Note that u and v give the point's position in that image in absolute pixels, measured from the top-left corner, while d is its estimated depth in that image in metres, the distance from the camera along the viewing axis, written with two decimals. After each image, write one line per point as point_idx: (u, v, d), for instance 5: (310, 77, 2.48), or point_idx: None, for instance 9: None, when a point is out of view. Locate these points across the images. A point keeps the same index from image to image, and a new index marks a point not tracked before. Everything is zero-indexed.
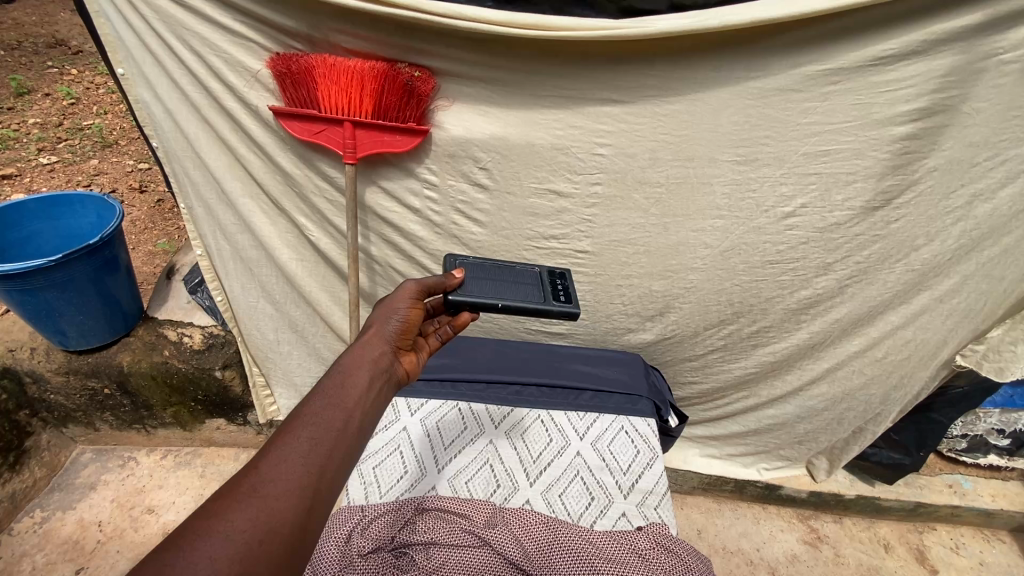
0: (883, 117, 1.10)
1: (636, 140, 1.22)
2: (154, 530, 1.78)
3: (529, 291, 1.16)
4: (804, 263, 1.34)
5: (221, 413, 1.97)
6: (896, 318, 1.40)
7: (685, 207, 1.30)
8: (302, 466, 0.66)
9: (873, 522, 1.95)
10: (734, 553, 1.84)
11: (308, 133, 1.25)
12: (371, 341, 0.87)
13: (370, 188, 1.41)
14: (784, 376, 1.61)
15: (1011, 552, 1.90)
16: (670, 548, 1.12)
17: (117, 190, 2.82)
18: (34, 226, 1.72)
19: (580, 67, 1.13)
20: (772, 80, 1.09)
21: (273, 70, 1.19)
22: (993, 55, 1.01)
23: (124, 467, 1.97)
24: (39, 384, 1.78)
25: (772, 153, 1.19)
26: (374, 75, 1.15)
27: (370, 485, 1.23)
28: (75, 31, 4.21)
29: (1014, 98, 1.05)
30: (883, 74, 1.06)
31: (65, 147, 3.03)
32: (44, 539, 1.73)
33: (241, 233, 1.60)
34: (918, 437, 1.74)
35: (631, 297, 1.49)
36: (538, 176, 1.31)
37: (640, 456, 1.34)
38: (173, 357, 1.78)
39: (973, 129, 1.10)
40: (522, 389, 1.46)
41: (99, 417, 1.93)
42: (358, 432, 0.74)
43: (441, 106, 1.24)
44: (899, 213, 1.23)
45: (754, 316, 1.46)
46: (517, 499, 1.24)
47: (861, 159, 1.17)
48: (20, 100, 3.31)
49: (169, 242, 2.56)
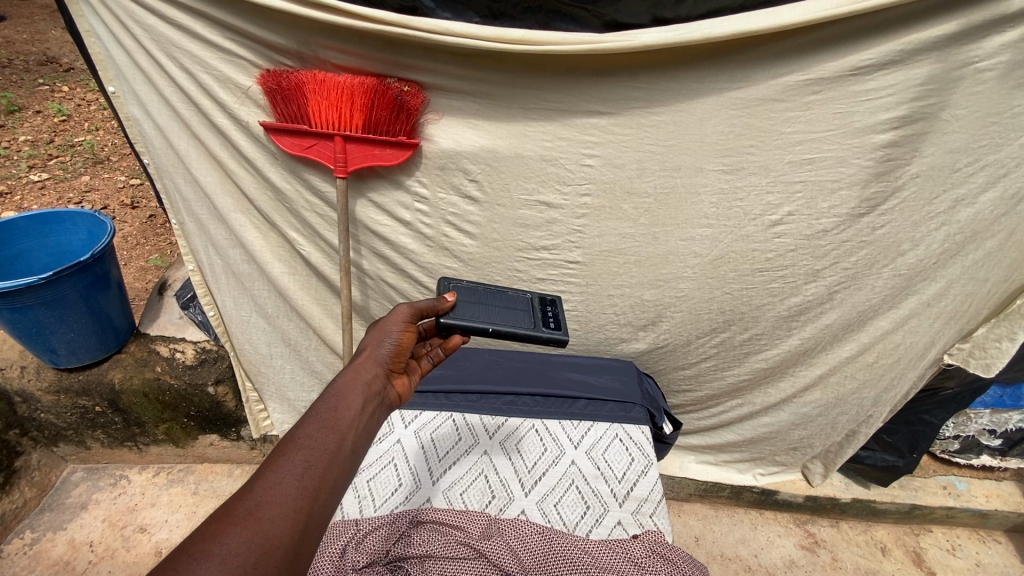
0: (865, 124, 1.13)
1: (624, 150, 1.23)
2: (145, 550, 1.75)
3: (522, 316, 1.17)
4: (794, 270, 1.35)
5: (215, 429, 1.96)
6: (885, 323, 1.42)
7: (673, 216, 1.31)
8: (296, 490, 0.66)
9: (869, 525, 1.96)
10: (733, 559, 1.84)
11: (298, 148, 1.26)
12: (366, 363, 0.87)
13: (361, 201, 1.42)
14: (777, 382, 1.62)
15: (1007, 552, 1.91)
16: (665, 555, 1.13)
17: (109, 207, 2.83)
18: (24, 244, 1.72)
19: (566, 80, 1.15)
20: (755, 90, 1.11)
21: (263, 86, 1.21)
22: (970, 63, 1.03)
23: (116, 486, 1.94)
24: (28, 403, 1.77)
25: (757, 161, 1.21)
26: (364, 89, 1.17)
27: (364, 498, 1.22)
28: (66, 48, 4.21)
29: (992, 105, 1.08)
30: (863, 83, 1.08)
31: (56, 163, 3.03)
32: (34, 561, 1.71)
33: (233, 247, 1.60)
34: (910, 439, 1.76)
35: (623, 307, 1.50)
36: (528, 187, 1.32)
37: (634, 464, 1.34)
38: (164, 373, 1.76)
39: (953, 136, 1.12)
40: (515, 398, 1.46)
41: (90, 435, 1.91)
42: (351, 456, 0.74)
43: (430, 120, 1.26)
44: (885, 219, 1.25)
45: (746, 324, 1.48)
46: (512, 510, 1.23)
47: (844, 167, 1.19)
48: (10, 117, 3.30)
49: (161, 258, 2.57)
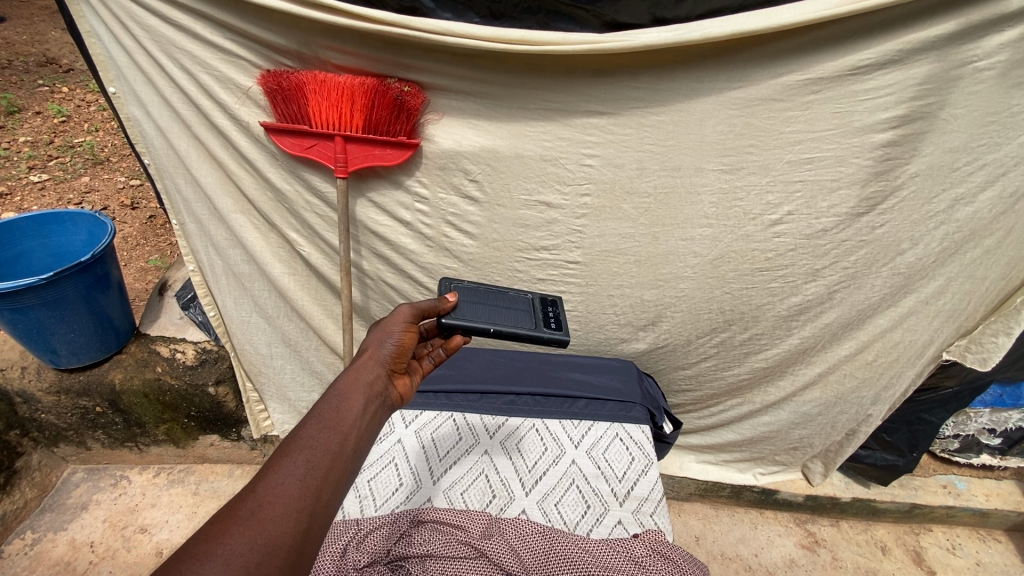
0: (865, 124, 1.13)
1: (624, 150, 1.24)
2: (146, 550, 1.75)
3: (523, 316, 1.18)
4: (794, 269, 1.36)
5: (215, 429, 1.96)
6: (885, 321, 1.42)
7: (673, 216, 1.32)
8: (299, 490, 0.66)
9: (869, 524, 1.96)
10: (733, 559, 1.84)
11: (299, 148, 1.26)
12: (367, 363, 0.87)
13: (362, 201, 1.43)
14: (777, 382, 1.62)
15: (1007, 552, 1.91)
16: (666, 554, 1.13)
17: (109, 208, 2.83)
18: (25, 244, 1.72)
19: (566, 80, 1.16)
20: (755, 90, 1.12)
21: (264, 87, 1.21)
22: (969, 62, 1.04)
23: (116, 486, 1.94)
24: (29, 403, 1.77)
25: (757, 161, 1.21)
26: (364, 90, 1.17)
27: (364, 498, 1.22)
28: (65, 49, 4.22)
29: (991, 105, 1.08)
30: (862, 83, 1.08)
31: (56, 164, 3.03)
32: (35, 561, 1.71)
33: (233, 248, 1.60)
34: (910, 438, 1.76)
35: (623, 307, 1.50)
36: (528, 187, 1.32)
37: (634, 463, 1.34)
38: (165, 374, 1.76)
39: (952, 135, 1.12)
40: (516, 398, 1.46)
41: (91, 435, 1.91)
42: (353, 456, 0.74)
43: (431, 120, 1.26)
44: (884, 218, 1.25)
45: (746, 324, 1.48)
46: (513, 509, 1.24)
47: (844, 167, 1.19)
48: (10, 118, 3.30)
49: (161, 259, 2.57)
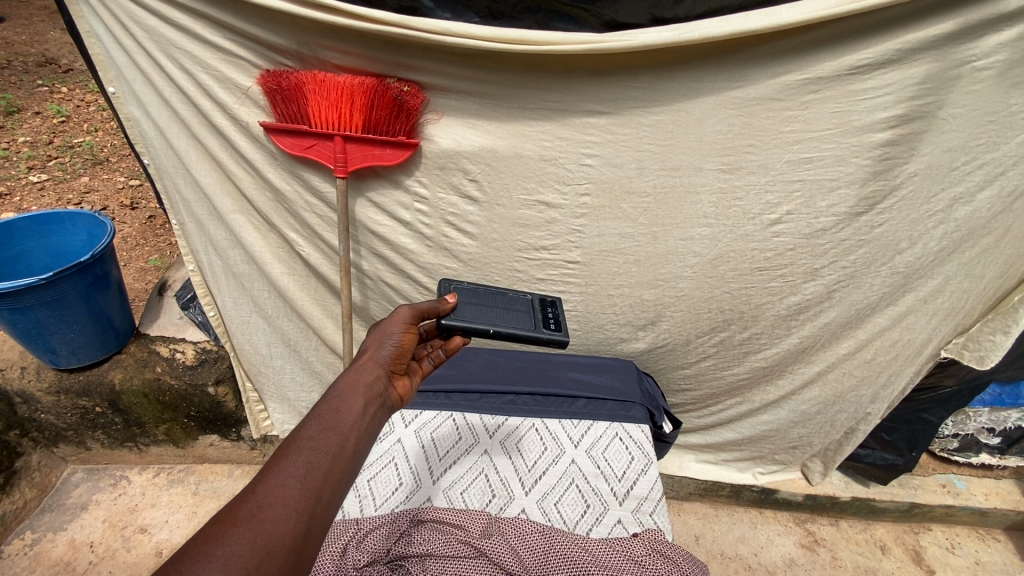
0: (863, 123, 1.13)
1: (623, 149, 1.24)
2: (146, 550, 1.75)
3: (522, 317, 1.18)
4: (793, 268, 1.36)
5: (215, 429, 1.96)
6: (883, 321, 1.43)
7: (672, 216, 1.32)
8: (299, 491, 0.66)
9: (869, 523, 1.97)
10: (733, 558, 1.84)
11: (298, 148, 1.26)
12: (367, 365, 0.87)
13: (361, 201, 1.43)
14: (776, 381, 1.62)
15: (1006, 551, 1.92)
16: (665, 554, 1.13)
17: (109, 208, 2.83)
18: (25, 244, 1.72)
19: (566, 80, 1.16)
20: (754, 89, 1.12)
21: (263, 87, 1.21)
22: (967, 62, 1.04)
23: (116, 486, 1.94)
24: (29, 404, 1.77)
25: (757, 160, 1.21)
26: (364, 90, 1.17)
27: (364, 498, 1.22)
28: (64, 49, 4.22)
29: (990, 104, 1.08)
30: (861, 82, 1.08)
31: (55, 164, 3.03)
32: (35, 561, 1.71)
33: (233, 248, 1.61)
34: (909, 437, 1.76)
35: (622, 307, 1.51)
36: (528, 187, 1.33)
37: (634, 463, 1.35)
38: (164, 374, 1.76)
39: (951, 135, 1.12)
40: (515, 398, 1.46)
41: (90, 435, 1.91)
42: (353, 457, 0.74)
43: (430, 120, 1.26)
44: (882, 217, 1.25)
45: (745, 323, 1.48)
46: (512, 509, 1.24)
47: (843, 166, 1.19)
48: (9, 118, 3.30)
49: (161, 259, 2.57)
